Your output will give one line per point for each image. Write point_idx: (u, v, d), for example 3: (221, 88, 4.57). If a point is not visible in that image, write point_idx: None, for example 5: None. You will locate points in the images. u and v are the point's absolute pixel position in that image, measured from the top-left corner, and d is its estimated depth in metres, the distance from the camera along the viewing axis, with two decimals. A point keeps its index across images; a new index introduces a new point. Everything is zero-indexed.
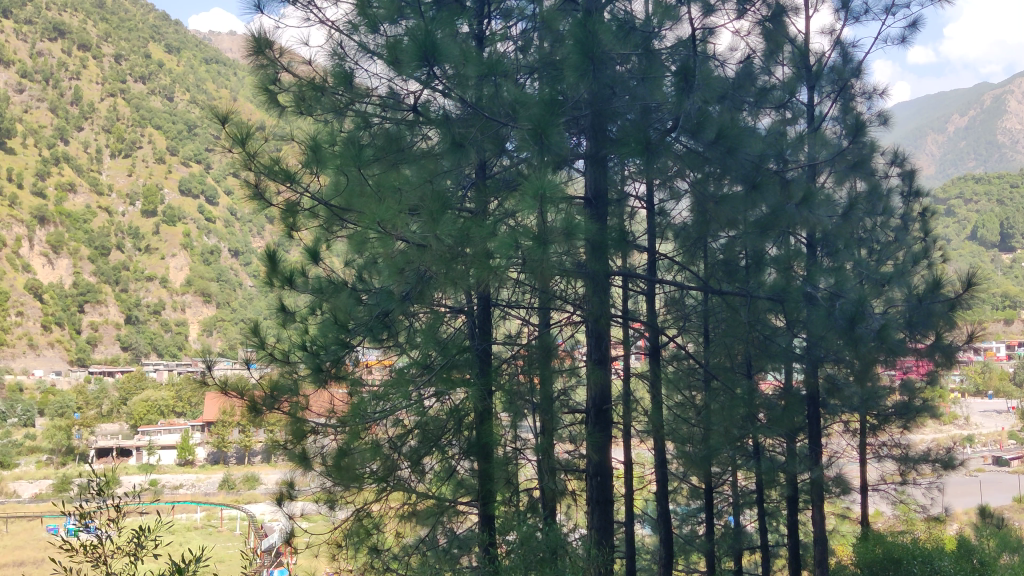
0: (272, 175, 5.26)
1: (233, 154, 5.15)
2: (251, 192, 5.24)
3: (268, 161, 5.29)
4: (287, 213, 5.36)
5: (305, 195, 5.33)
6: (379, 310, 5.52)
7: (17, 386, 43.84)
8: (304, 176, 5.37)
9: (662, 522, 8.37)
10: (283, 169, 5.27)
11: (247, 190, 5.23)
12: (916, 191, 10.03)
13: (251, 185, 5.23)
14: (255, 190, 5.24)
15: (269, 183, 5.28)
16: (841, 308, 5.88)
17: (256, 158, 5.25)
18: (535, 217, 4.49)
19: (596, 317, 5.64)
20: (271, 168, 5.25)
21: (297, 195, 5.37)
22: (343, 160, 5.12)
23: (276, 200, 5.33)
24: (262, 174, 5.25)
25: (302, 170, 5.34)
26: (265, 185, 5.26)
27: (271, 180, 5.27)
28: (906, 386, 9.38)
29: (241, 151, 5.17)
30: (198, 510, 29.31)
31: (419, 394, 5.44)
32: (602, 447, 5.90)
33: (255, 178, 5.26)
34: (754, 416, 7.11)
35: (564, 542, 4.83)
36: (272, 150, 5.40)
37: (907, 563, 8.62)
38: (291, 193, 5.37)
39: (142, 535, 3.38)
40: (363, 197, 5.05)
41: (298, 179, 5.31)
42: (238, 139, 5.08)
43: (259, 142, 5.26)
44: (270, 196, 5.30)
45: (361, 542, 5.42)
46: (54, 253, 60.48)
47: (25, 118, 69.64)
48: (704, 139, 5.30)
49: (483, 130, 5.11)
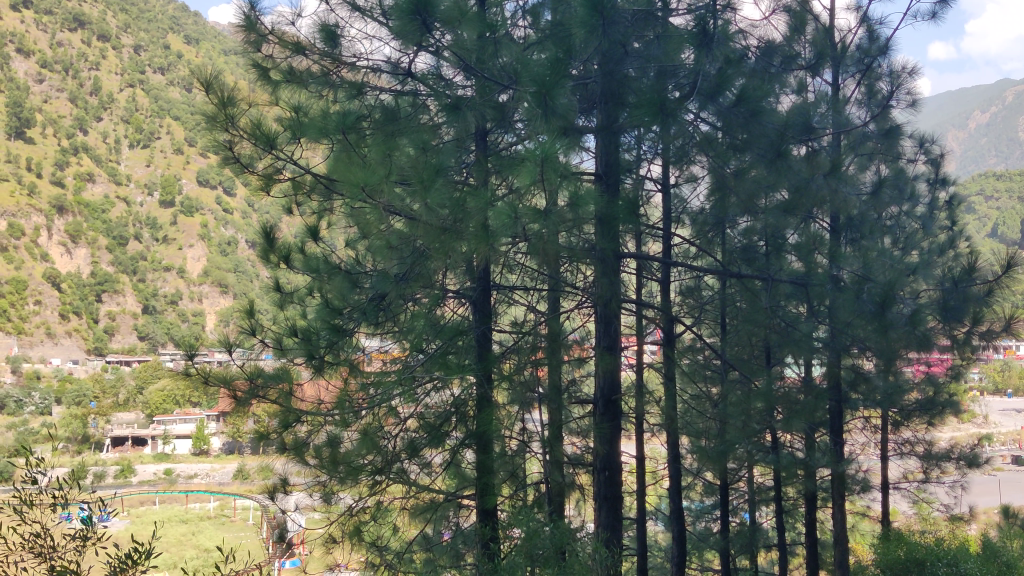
0: (253, 141, 4.76)
1: (203, 116, 4.65)
2: (226, 155, 4.85)
3: (249, 124, 4.78)
4: (267, 182, 5.03)
5: (289, 164, 4.91)
6: (375, 294, 5.31)
7: (36, 374, 44.16)
8: (288, 145, 4.94)
9: (674, 519, 8.06)
10: (264, 134, 4.77)
11: (220, 152, 4.84)
12: (943, 178, 9.76)
13: (227, 150, 4.81)
14: (234, 157, 4.88)
15: (246, 147, 4.83)
16: (870, 291, 5.51)
17: (235, 119, 4.74)
18: (539, 188, 4.17)
19: (606, 301, 5.38)
20: (252, 133, 4.76)
21: (281, 163, 5.03)
22: (326, 127, 4.72)
23: (258, 165, 4.98)
24: (241, 138, 4.77)
25: (283, 135, 4.89)
26: (241, 149, 4.84)
27: (250, 146, 4.81)
28: (930, 380, 9.05)
29: (215, 109, 4.66)
30: (212, 500, 29.41)
31: (412, 381, 5.05)
32: (610, 439, 5.65)
33: (231, 141, 4.81)
34: (774, 409, 6.75)
35: (571, 539, 4.56)
36: (254, 111, 4.94)
37: (931, 564, 8.26)
38: (272, 159, 4.96)
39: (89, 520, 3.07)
40: (345, 163, 4.61)
41: (282, 146, 4.88)
42: (220, 109, 4.69)
43: (238, 103, 4.79)
44: (249, 161, 4.92)
45: (355, 538, 5.19)
46: (72, 243, 60.94)
47: (47, 109, 70.42)
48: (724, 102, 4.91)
49: (485, 98, 4.86)
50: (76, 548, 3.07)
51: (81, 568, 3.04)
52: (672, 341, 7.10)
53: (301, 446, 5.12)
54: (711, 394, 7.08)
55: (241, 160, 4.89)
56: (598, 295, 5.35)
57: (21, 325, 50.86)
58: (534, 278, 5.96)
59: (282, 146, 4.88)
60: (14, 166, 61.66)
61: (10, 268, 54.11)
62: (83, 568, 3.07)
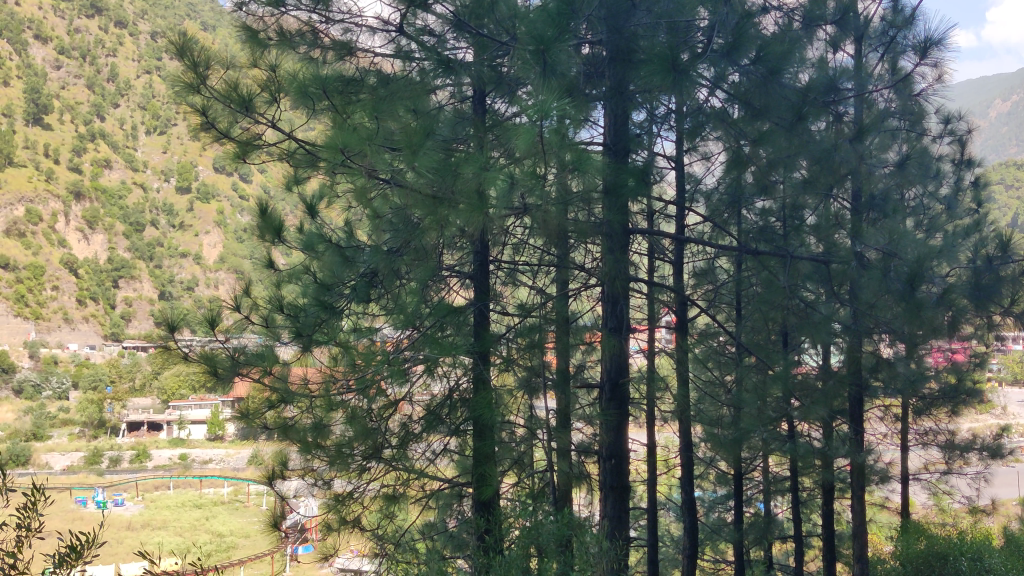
0: (227, 105, 4.28)
1: (176, 71, 4.14)
2: (200, 122, 4.27)
3: (224, 86, 4.29)
4: (246, 149, 4.46)
5: (270, 126, 4.40)
6: (366, 269, 5.03)
7: (53, 359, 44.43)
8: (267, 106, 4.45)
9: (686, 510, 7.75)
10: (241, 95, 4.25)
11: (194, 117, 4.26)
12: (968, 160, 9.39)
13: (199, 113, 4.24)
14: (207, 122, 4.31)
15: (222, 112, 4.31)
16: (898, 268, 5.11)
17: (209, 81, 4.22)
18: (535, 151, 3.82)
19: (612, 279, 5.10)
20: (226, 94, 4.24)
21: (261, 128, 4.49)
22: (307, 86, 4.48)
23: (236, 133, 4.41)
24: (215, 101, 4.26)
25: (262, 96, 4.40)
26: (216, 114, 4.27)
27: (227, 110, 4.30)
28: (955, 367, 8.69)
29: (187, 66, 4.14)
30: (225, 486, 29.42)
31: (401, 361, 4.77)
32: (616, 426, 5.39)
33: (204, 105, 4.25)
34: (792, 396, 6.33)
35: (577, 530, 4.25)
36: (231, 73, 4.40)
37: (955, 559, 7.89)
38: (252, 124, 4.47)
39: (30, 506, 2.60)
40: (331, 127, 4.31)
41: (261, 109, 4.39)
42: (191, 71, 4.17)
43: (215, 62, 4.28)
44: (226, 128, 4.37)
45: (345, 527, 4.91)
46: (90, 229, 61.29)
47: (65, 96, 70.79)
48: (743, 57, 4.47)
49: (481, 58, 4.73)
50: (13, 540, 2.61)
51: (21, 564, 2.58)
52: (684, 324, 6.80)
53: (287, 427, 4.74)
54: (725, 381, 6.76)
55: (214, 128, 4.35)
56: (603, 273, 5.10)
57: (38, 310, 51.15)
58: (541, 256, 5.67)
59: (261, 108, 4.40)
60: (32, 153, 62.15)
61: (28, 254, 54.40)
62: (23, 564, 2.61)
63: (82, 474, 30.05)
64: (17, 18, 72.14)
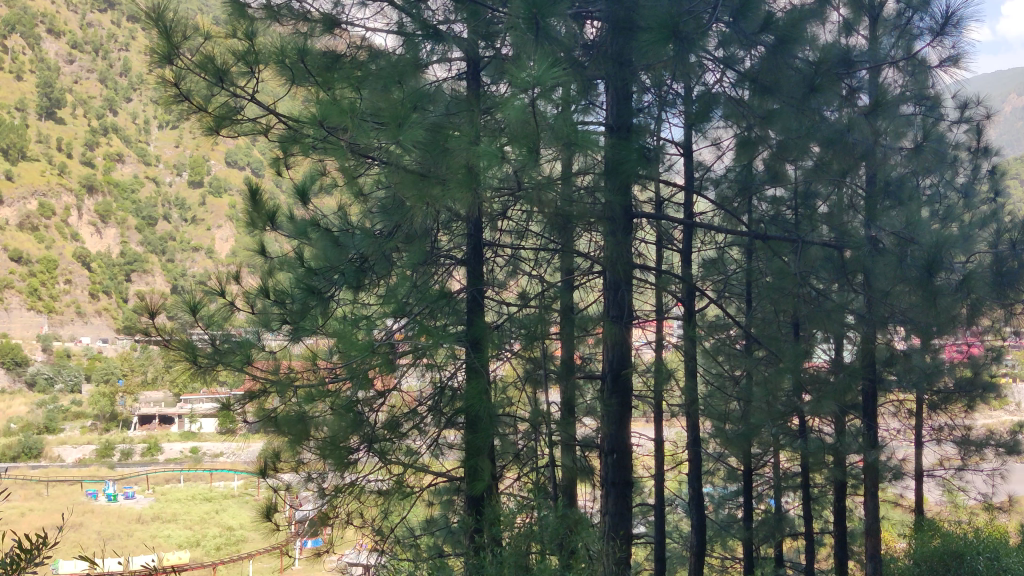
0: (201, 75, 4.15)
1: (148, 39, 3.99)
2: (172, 92, 4.13)
3: (198, 57, 4.15)
4: (221, 122, 4.34)
5: (248, 99, 4.29)
6: (358, 254, 4.92)
7: (67, 352, 44.58)
8: (243, 77, 4.30)
9: (694, 507, 7.54)
10: (215, 66, 4.16)
11: (166, 88, 4.11)
12: (985, 148, 9.17)
13: (171, 84, 4.12)
14: (180, 93, 4.16)
15: (196, 82, 4.17)
16: (914, 252, 4.85)
17: (183, 50, 4.07)
18: (525, 123, 3.59)
19: (613, 263, 4.91)
20: (201, 65, 4.13)
21: (239, 101, 4.35)
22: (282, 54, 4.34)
23: (210, 105, 4.29)
24: (187, 71, 4.12)
25: (238, 68, 4.26)
26: (189, 85, 4.16)
27: (200, 80, 4.17)
28: (971, 360, 8.45)
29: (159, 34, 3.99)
30: (235, 479, 29.37)
31: (390, 350, 4.57)
32: (617, 419, 5.17)
33: (178, 75, 4.14)
34: (801, 389, 6.10)
35: (573, 528, 3.99)
36: (208, 44, 4.27)
37: (972, 558, 7.62)
38: (229, 96, 4.33)
39: None
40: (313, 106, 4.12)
41: (238, 81, 4.25)
42: (165, 41, 3.97)
43: (190, 33, 4.13)
44: (201, 99, 4.23)
45: (335, 525, 4.73)
46: (103, 223, 61.42)
47: (79, 91, 71.09)
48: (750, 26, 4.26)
49: (475, 32, 4.55)
50: None
51: None
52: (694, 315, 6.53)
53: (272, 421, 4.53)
54: (733, 374, 6.55)
55: (189, 101, 4.20)
56: (604, 258, 4.91)
57: (52, 304, 51.28)
58: (543, 243, 5.49)
59: (238, 79, 4.26)
60: (46, 148, 62.42)
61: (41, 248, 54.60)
62: None
63: (93, 467, 30.14)
64: (30, 13, 72.52)
